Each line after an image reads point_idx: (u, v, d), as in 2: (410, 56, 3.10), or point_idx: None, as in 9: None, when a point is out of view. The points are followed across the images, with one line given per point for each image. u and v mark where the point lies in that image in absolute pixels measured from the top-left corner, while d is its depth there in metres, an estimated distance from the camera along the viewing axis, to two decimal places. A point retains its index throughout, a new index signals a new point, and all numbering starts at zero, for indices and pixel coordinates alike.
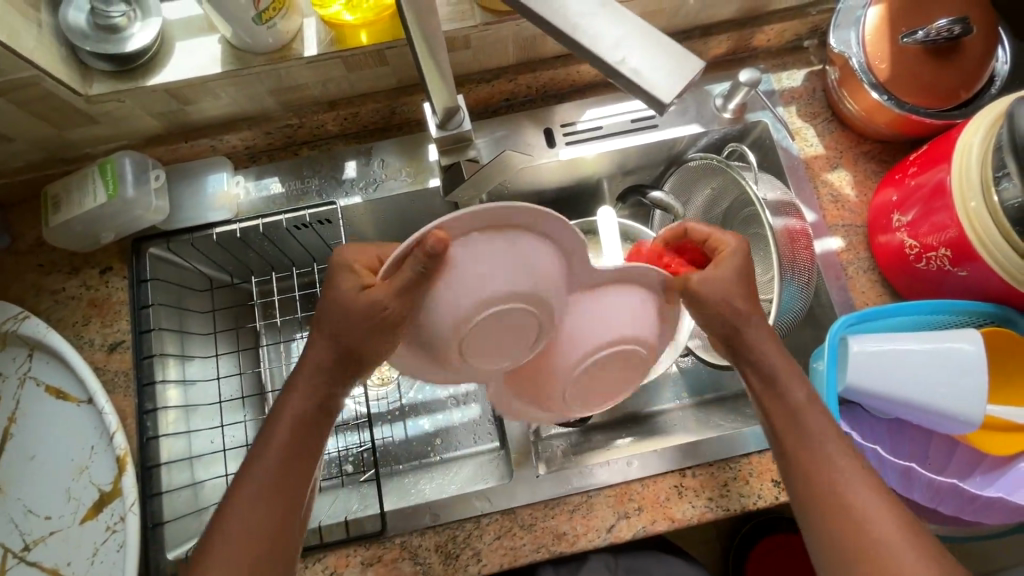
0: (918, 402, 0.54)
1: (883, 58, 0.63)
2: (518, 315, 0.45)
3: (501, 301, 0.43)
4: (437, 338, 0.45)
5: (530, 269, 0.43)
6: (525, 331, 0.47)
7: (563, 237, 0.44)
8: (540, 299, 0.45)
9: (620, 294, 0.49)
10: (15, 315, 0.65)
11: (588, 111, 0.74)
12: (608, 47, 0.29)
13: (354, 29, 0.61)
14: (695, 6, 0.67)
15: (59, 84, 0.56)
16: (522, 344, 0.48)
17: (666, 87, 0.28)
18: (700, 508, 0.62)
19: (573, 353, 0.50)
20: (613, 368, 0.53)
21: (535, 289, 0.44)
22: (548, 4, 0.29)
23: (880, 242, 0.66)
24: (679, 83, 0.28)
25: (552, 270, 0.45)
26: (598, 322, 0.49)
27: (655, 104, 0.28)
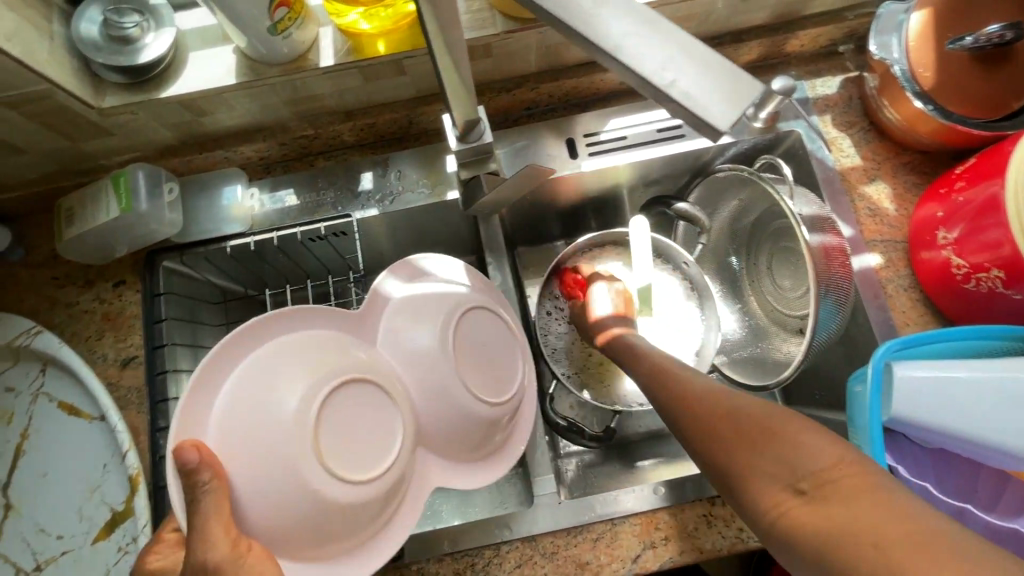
0: (968, 436, 0.50)
1: (927, 65, 0.60)
2: (334, 390, 0.43)
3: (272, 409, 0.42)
4: (302, 477, 0.41)
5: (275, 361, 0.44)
6: (369, 399, 0.44)
7: (279, 357, 0.45)
8: (319, 367, 0.44)
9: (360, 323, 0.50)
10: (29, 329, 0.64)
11: (612, 120, 0.72)
12: (656, 69, 0.26)
13: (372, 39, 0.59)
14: (726, 10, 0.64)
15: (72, 97, 0.55)
16: (381, 410, 0.44)
17: (719, 112, 0.26)
18: (731, 538, 0.59)
19: (438, 377, 0.48)
20: (492, 364, 0.51)
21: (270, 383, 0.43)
22: (591, 22, 0.27)
23: (923, 260, 0.62)
24: (734, 108, 0.26)
25: (292, 351, 0.45)
26: (405, 347, 0.49)
27: (708, 130, 0.26)
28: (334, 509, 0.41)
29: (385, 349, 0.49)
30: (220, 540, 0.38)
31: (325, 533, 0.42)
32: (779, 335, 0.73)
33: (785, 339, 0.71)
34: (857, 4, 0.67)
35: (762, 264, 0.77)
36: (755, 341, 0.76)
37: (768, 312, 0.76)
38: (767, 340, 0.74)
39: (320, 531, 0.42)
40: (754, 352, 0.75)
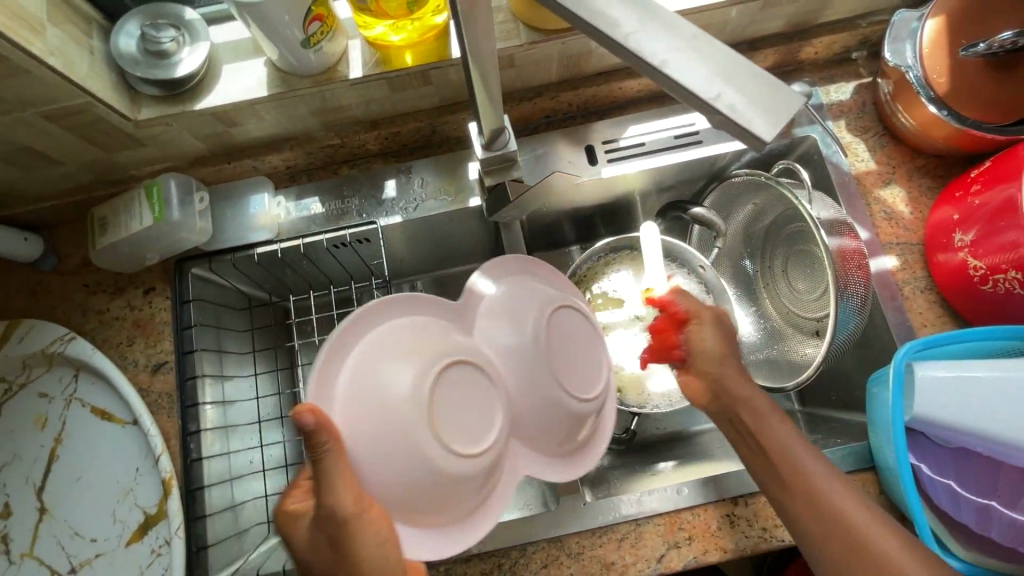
0: (989, 434, 0.51)
1: (942, 71, 0.61)
2: (441, 375, 0.47)
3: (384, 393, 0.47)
4: (417, 445, 0.45)
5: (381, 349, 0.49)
6: (472, 385, 0.48)
7: (391, 349, 0.49)
8: (425, 356, 0.48)
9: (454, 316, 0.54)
10: (62, 336, 0.65)
11: (630, 128, 0.73)
12: (701, 82, 0.28)
13: (400, 50, 0.60)
14: (742, 20, 0.65)
15: (110, 110, 0.57)
16: (482, 395, 0.48)
17: (764, 123, 0.27)
18: (754, 538, 0.60)
19: (527, 369, 0.52)
20: (581, 357, 0.54)
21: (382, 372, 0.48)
22: (638, 37, 0.28)
23: (939, 262, 0.63)
24: (777, 120, 0.27)
25: (398, 343, 0.49)
26: (493, 345, 0.52)
27: (754, 140, 0.27)
28: (438, 481, 0.46)
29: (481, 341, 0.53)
30: (345, 494, 0.43)
31: (428, 504, 0.46)
32: (796, 337, 0.74)
33: (802, 340, 0.73)
34: (870, 12, 0.69)
35: (777, 267, 0.79)
36: (771, 343, 0.77)
37: (785, 314, 0.77)
38: (784, 342, 0.75)
39: (425, 503, 0.46)
40: (771, 353, 0.76)
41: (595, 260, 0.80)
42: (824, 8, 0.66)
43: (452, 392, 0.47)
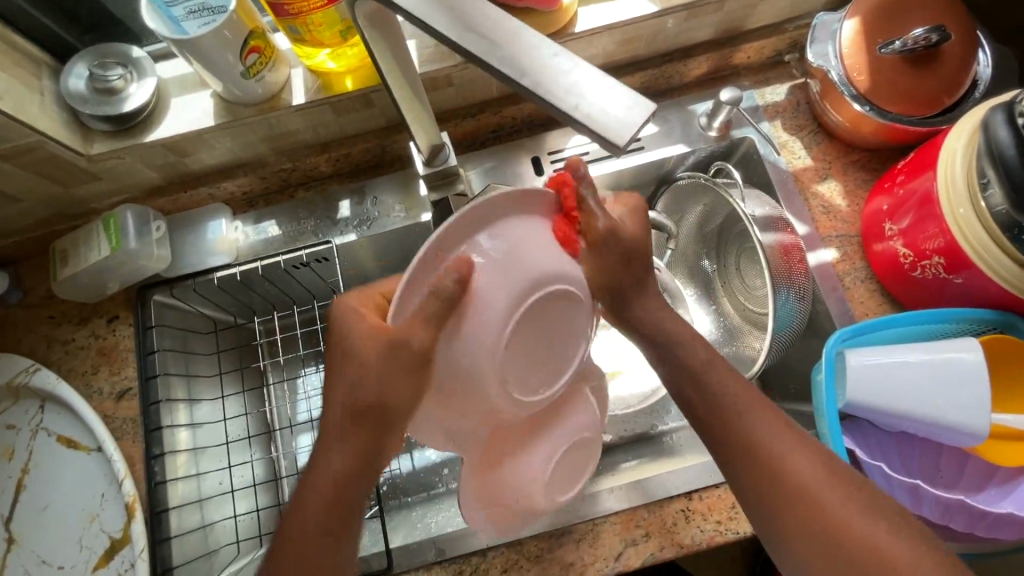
0: (921, 417, 0.53)
1: (862, 69, 0.63)
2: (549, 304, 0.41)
3: (502, 342, 0.39)
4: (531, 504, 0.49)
5: (495, 275, 0.38)
6: (547, 345, 0.42)
7: (474, 323, 0.38)
8: (541, 258, 0.40)
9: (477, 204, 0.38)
10: (27, 367, 0.67)
11: (574, 137, 0.75)
12: (563, 94, 0.31)
13: (340, 76, 0.63)
14: (671, 29, 0.68)
15: (62, 146, 0.59)
16: (568, 353, 0.45)
17: (619, 131, 0.30)
18: (709, 531, 0.61)
19: (551, 225, 0.42)
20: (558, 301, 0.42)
21: (506, 319, 0.39)
22: (508, 58, 0.32)
23: (875, 251, 0.65)
24: (633, 129, 0.30)
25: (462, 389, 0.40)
26: (540, 239, 0.40)
27: (611, 146, 0.30)
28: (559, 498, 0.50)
29: (526, 216, 0.41)
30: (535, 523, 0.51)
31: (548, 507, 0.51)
32: (750, 333, 0.76)
33: (755, 335, 0.74)
34: (795, 16, 0.72)
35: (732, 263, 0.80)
36: (730, 339, 0.79)
37: (741, 310, 0.79)
38: (740, 337, 0.77)
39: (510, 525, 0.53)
40: (729, 350, 0.78)
41: None
42: (750, 14, 0.69)
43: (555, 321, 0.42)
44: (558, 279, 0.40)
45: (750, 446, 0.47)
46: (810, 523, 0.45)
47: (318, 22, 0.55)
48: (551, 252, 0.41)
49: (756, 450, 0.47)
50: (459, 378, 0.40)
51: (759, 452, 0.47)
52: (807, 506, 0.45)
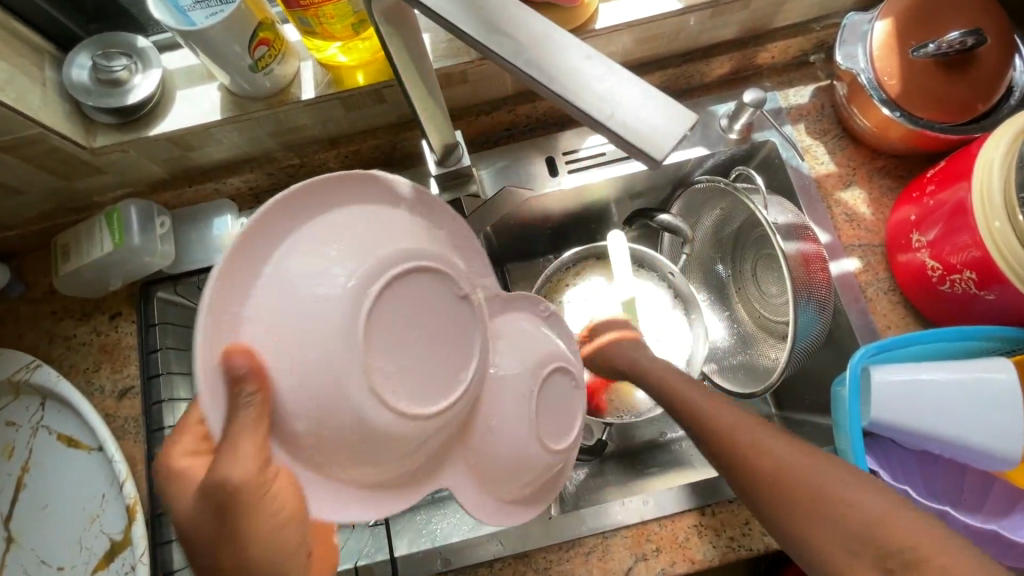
0: (945, 438, 0.51)
1: (893, 73, 0.61)
2: (383, 310, 0.35)
3: (344, 387, 0.33)
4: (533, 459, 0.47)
5: (289, 344, 0.33)
6: (421, 346, 0.37)
7: (300, 395, 0.34)
8: (355, 256, 0.35)
9: (212, 303, 0.33)
10: (27, 364, 0.65)
11: (590, 137, 0.73)
12: (596, 102, 0.29)
13: (351, 70, 0.61)
14: (694, 27, 0.65)
15: (64, 139, 0.57)
16: (458, 329, 0.39)
17: (658, 143, 0.28)
18: (722, 547, 0.59)
19: (334, 242, 0.35)
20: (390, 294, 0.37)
21: (333, 361, 0.33)
22: (536, 61, 0.30)
23: (900, 262, 0.63)
24: (674, 140, 0.28)
25: (349, 457, 0.35)
26: (315, 272, 0.34)
27: (649, 159, 0.28)
28: (548, 459, 0.47)
29: (285, 264, 0.35)
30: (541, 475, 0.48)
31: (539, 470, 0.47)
32: (765, 342, 0.74)
33: (772, 345, 0.73)
34: (823, 16, 0.69)
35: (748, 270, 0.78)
36: (744, 347, 0.77)
37: (756, 317, 0.77)
38: (754, 346, 0.76)
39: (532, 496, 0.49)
40: (743, 358, 0.76)
41: (561, 272, 0.80)
42: (777, 13, 0.67)
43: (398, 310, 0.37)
44: (377, 279, 0.35)
45: (754, 458, 0.46)
46: (817, 513, 0.41)
47: (329, 14, 0.53)
48: (344, 267, 0.35)
49: (742, 455, 0.46)
50: (350, 441, 0.34)
51: (745, 456, 0.46)
52: (812, 490, 0.42)
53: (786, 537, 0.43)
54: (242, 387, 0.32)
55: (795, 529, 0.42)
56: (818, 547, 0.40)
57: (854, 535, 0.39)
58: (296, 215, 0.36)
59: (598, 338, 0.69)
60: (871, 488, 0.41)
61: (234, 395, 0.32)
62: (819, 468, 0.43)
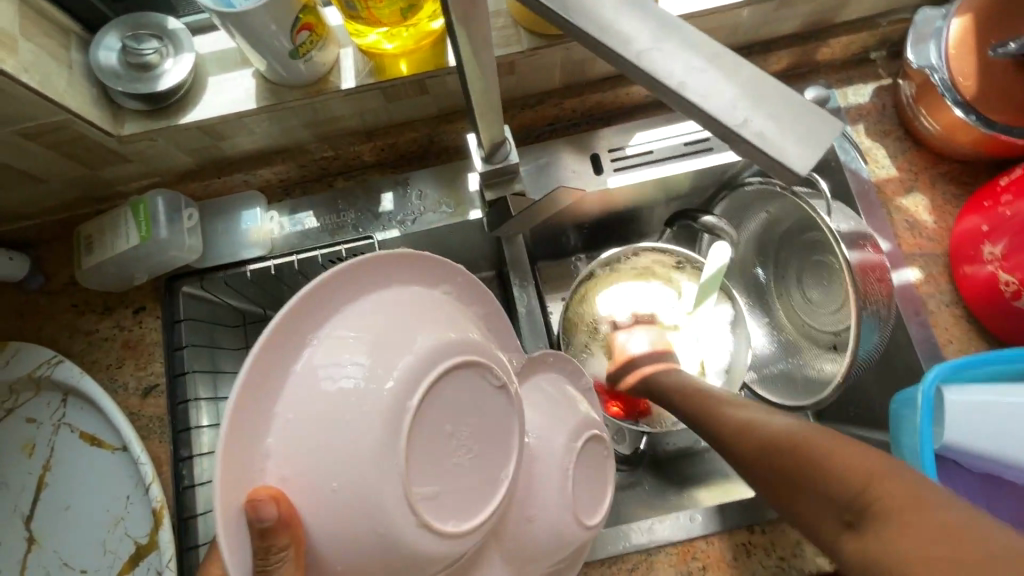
0: (1022, 464, 0.49)
1: (969, 75, 0.57)
2: (418, 423, 0.35)
3: (380, 511, 0.33)
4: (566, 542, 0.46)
5: (319, 473, 0.34)
6: (455, 449, 0.37)
7: (338, 528, 0.34)
8: (381, 359, 0.35)
9: (236, 444, 0.33)
10: (49, 359, 0.63)
11: (637, 134, 0.70)
12: (728, 108, 0.27)
13: (394, 59, 0.58)
14: (756, 20, 0.62)
15: (91, 126, 0.54)
16: (492, 421, 0.39)
17: (799, 153, 0.26)
18: (772, 568, 0.57)
19: (352, 354, 0.35)
20: (439, 403, 0.36)
21: (374, 487, 0.33)
22: (657, 60, 0.27)
23: (966, 275, 0.60)
24: (816, 148, 0.26)
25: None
26: (344, 384, 0.34)
27: (789, 171, 0.26)
28: (582, 536, 0.47)
29: (318, 361, 0.35)
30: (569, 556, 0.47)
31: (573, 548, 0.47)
32: (812, 351, 0.71)
33: (820, 355, 0.69)
34: (891, 10, 0.65)
35: (791, 276, 0.75)
36: (786, 356, 0.74)
37: (799, 325, 0.74)
38: (798, 355, 0.73)
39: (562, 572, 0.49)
40: (785, 367, 0.74)
41: (600, 271, 0.75)
42: (843, 6, 0.63)
43: (439, 419, 0.36)
44: (415, 389, 0.35)
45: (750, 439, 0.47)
46: (809, 482, 0.41)
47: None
48: (370, 380, 0.34)
49: (771, 446, 0.45)
50: (374, 553, 0.34)
51: (782, 446, 0.44)
52: (808, 459, 0.41)
53: (785, 502, 0.43)
54: (276, 541, 0.31)
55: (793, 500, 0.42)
56: (810, 514, 0.41)
57: (840, 506, 0.38)
58: (338, 305, 0.38)
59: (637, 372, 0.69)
60: (875, 456, 0.39)
61: (269, 551, 0.31)
62: (816, 436, 0.42)
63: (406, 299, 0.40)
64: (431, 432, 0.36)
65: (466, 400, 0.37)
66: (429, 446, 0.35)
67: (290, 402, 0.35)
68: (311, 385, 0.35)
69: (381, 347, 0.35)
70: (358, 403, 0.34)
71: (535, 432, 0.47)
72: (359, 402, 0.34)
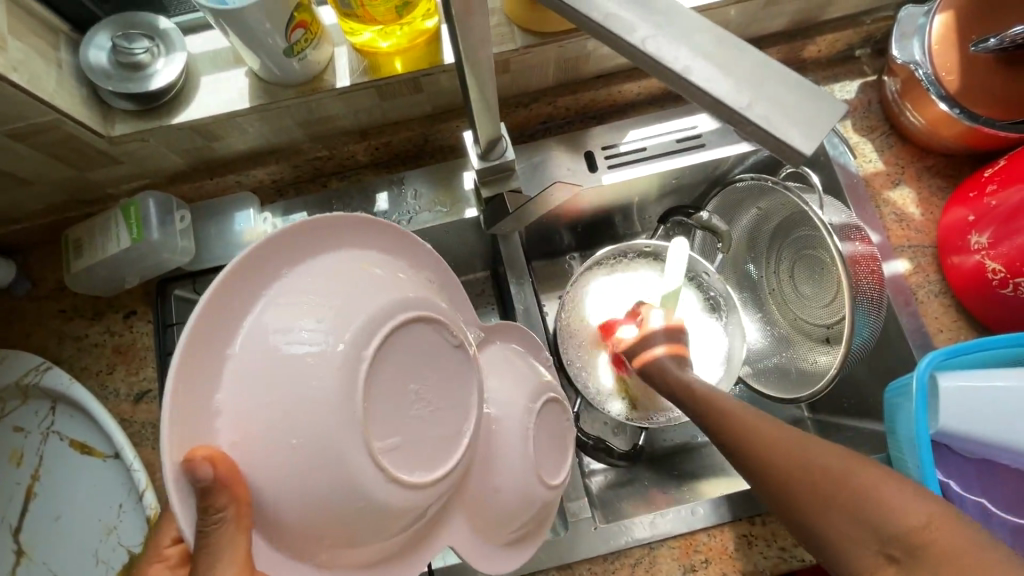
0: (1014, 447, 0.50)
1: (952, 69, 0.59)
2: (372, 375, 0.35)
3: (338, 464, 0.33)
4: (529, 500, 0.47)
5: (271, 430, 0.33)
6: (410, 404, 0.37)
7: (284, 483, 0.34)
8: (328, 315, 0.35)
9: (180, 406, 0.32)
10: (37, 366, 0.61)
11: (630, 132, 0.70)
12: (733, 92, 0.28)
13: (389, 57, 0.58)
14: (746, 18, 0.63)
15: (81, 126, 0.53)
16: (448, 379, 0.39)
17: (803, 136, 0.27)
18: (773, 558, 0.57)
19: (299, 313, 0.35)
20: (389, 359, 0.36)
21: (328, 439, 0.33)
22: (663, 45, 0.28)
23: (953, 264, 0.61)
24: (816, 131, 0.27)
25: (348, 532, 0.36)
26: (294, 340, 0.34)
27: (791, 152, 0.27)
28: (548, 496, 0.48)
29: (264, 321, 0.35)
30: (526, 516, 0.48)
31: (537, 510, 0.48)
32: (805, 344, 0.72)
33: (815, 348, 0.70)
34: (875, 8, 0.67)
35: (783, 272, 0.76)
36: (779, 349, 0.75)
37: (791, 320, 0.74)
38: (791, 348, 0.73)
39: (526, 536, 0.50)
40: (779, 361, 0.74)
41: (593, 269, 0.74)
42: (829, 4, 0.64)
43: (391, 373, 0.36)
44: (368, 340, 0.35)
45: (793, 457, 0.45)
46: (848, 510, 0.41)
47: None
48: (322, 335, 0.34)
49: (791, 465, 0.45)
50: (334, 508, 0.34)
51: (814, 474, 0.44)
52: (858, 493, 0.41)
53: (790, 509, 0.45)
54: (215, 501, 0.31)
55: (823, 522, 0.42)
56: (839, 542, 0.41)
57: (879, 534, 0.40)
58: (281, 267, 0.37)
59: (649, 350, 0.64)
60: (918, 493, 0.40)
61: (207, 510, 0.31)
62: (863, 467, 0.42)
63: (353, 261, 0.39)
64: (383, 386, 0.35)
65: (417, 358, 0.37)
66: (381, 401, 0.35)
67: (237, 363, 0.34)
68: (256, 344, 0.34)
69: (326, 305, 0.35)
70: (305, 358, 0.33)
71: (492, 397, 0.47)
72: (307, 356, 0.34)
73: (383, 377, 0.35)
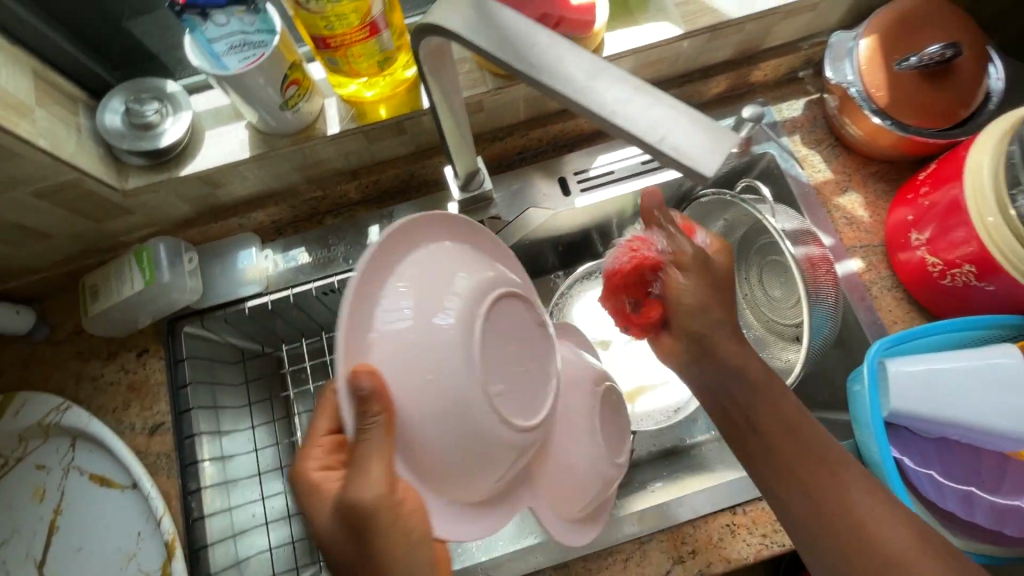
0: (961, 423, 0.54)
1: (881, 86, 0.65)
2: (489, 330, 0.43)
3: (467, 396, 0.41)
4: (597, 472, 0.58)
5: (409, 373, 0.41)
6: (514, 365, 0.45)
7: (415, 421, 0.41)
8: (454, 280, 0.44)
9: (348, 343, 0.40)
10: (58, 405, 0.66)
11: (598, 157, 0.76)
12: (647, 129, 0.33)
13: (374, 104, 0.64)
14: (694, 51, 0.70)
15: (98, 182, 0.59)
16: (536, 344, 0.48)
17: (707, 161, 0.31)
18: (755, 544, 0.61)
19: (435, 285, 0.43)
20: (500, 319, 0.44)
21: (458, 378, 0.41)
22: (588, 94, 0.34)
23: (901, 261, 0.67)
24: (718, 157, 0.32)
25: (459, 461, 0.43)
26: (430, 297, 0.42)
27: (698, 177, 0.31)
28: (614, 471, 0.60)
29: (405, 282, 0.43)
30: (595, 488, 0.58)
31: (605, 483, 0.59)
32: (776, 343, 0.76)
33: (786, 347, 0.74)
34: (811, 35, 0.74)
35: (754, 277, 0.81)
36: (754, 351, 0.79)
37: (763, 321, 0.79)
38: (765, 349, 0.78)
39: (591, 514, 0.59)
40: None
41: (580, 284, 0.84)
42: (768, 34, 0.71)
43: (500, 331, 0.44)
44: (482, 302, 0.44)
45: (773, 416, 0.49)
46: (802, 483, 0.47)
47: (356, 54, 0.56)
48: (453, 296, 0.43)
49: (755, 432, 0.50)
50: (460, 434, 0.42)
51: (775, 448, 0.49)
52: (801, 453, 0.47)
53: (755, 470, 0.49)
54: (371, 405, 0.38)
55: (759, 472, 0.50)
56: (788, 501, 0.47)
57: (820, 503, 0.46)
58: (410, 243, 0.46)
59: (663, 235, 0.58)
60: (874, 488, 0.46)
61: (364, 413, 0.38)
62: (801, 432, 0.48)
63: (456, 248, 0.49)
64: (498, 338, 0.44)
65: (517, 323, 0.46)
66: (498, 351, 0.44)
67: (382, 310, 0.42)
68: (394, 298, 0.42)
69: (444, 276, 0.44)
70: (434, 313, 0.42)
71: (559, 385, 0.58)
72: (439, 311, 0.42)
73: (499, 333, 0.44)
